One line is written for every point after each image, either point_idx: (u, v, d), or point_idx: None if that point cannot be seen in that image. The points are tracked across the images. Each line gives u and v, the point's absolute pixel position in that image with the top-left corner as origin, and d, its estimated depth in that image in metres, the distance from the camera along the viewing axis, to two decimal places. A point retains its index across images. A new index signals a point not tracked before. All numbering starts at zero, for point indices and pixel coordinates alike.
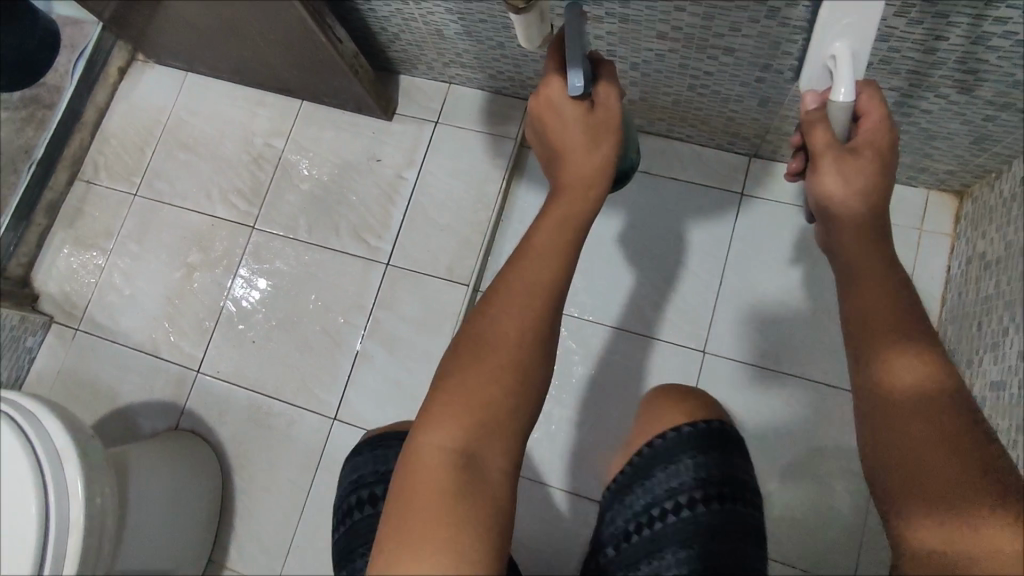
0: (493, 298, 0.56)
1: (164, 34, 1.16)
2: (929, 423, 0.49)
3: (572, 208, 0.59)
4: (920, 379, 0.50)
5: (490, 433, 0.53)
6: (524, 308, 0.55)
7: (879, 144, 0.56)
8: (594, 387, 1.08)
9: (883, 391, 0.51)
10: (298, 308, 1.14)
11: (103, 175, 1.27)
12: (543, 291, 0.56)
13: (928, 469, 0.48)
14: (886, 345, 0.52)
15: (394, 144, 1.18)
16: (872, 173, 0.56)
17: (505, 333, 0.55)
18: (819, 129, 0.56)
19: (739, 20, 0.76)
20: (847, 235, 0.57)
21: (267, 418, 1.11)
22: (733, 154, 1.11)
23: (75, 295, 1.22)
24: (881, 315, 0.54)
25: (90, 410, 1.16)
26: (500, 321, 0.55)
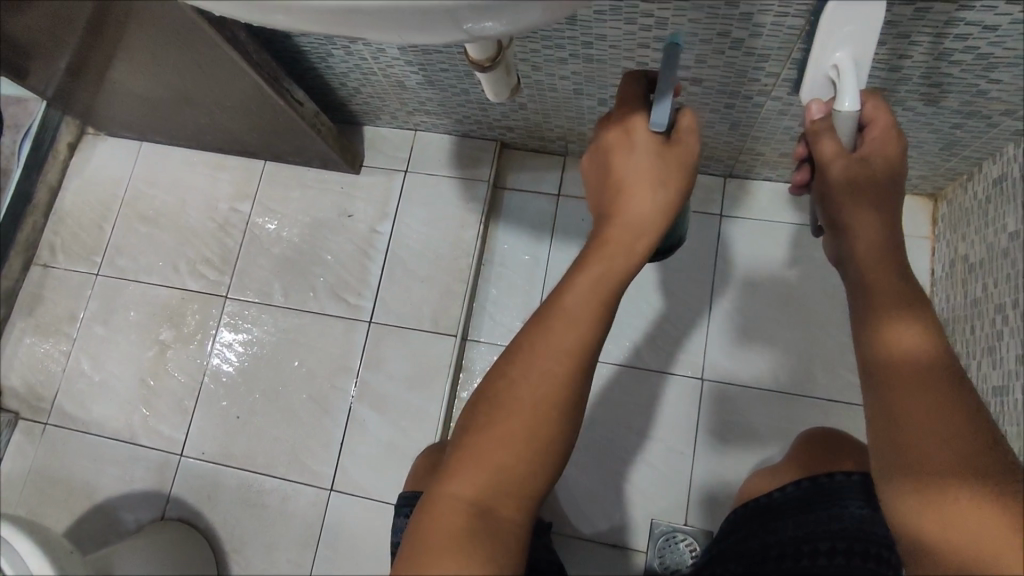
0: (517, 354, 0.53)
1: (113, 108, 1.12)
2: (935, 405, 0.47)
3: (609, 271, 0.53)
4: (924, 361, 0.49)
5: (500, 489, 0.50)
6: (541, 376, 0.52)
7: (888, 151, 0.55)
8: (603, 415, 1.05)
9: (887, 367, 0.50)
10: (281, 377, 1.10)
11: (61, 257, 1.21)
12: (567, 356, 0.52)
13: (924, 447, 0.47)
14: (889, 324, 0.50)
15: (364, 198, 1.15)
16: (884, 183, 0.54)
17: (525, 397, 0.51)
18: (828, 139, 0.55)
19: (704, 52, 0.76)
20: (863, 250, 0.53)
21: (258, 496, 1.05)
22: (708, 176, 1.11)
23: (41, 386, 1.15)
24: (884, 289, 0.52)
25: (67, 508, 1.09)
26: (523, 383, 0.52)
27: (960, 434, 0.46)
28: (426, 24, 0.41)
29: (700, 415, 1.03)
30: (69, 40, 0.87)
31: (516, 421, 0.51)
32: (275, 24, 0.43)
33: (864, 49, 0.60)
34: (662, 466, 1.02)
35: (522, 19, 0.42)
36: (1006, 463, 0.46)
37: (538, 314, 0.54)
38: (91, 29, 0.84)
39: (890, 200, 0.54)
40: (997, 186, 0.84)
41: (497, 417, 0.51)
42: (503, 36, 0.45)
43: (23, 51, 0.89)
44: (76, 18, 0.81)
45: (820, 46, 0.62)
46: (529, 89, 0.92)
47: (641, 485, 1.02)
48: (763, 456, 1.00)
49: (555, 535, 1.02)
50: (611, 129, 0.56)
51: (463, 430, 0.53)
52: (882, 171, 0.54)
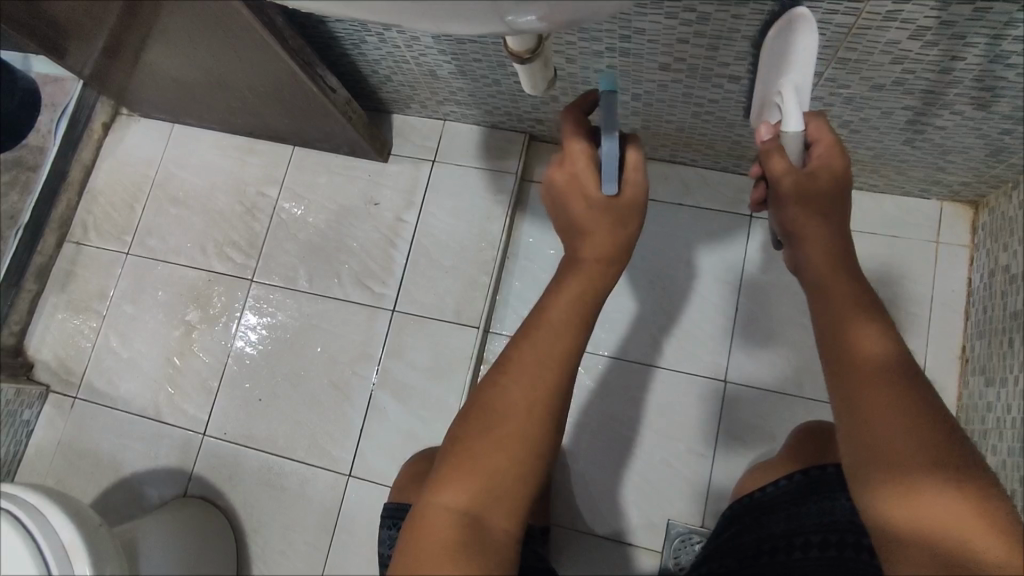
0: (507, 361, 0.54)
1: (148, 89, 1.13)
2: (897, 401, 0.48)
3: (585, 285, 0.55)
4: (884, 360, 0.50)
5: (490, 493, 0.50)
6: (533, 380, 0.53)
7: (833, 166, 0.55)
8: (599, 413, 1.04)
9: (849, 366, 0.50)
10: (303, 361, 1.11)
11: (93, 235, 1.23)
12: (556, 362, 0.54)
13: (890, 441, 0.47)
14: (853, 330, 0.51)
15: (391, 187, 1.15)
16: (832, 197, 0.55)
17: (512, 402, 0.52)
18: (778, 158, 0.55)
19: (744, 50, 0.74)
20: (816, 264, 0.55)
21: (278, 479, 1.07)
22: (740, 175, 1.09)
23: (72, 361, 1.18)
24: (842, 292, 0.53)
25: (93, 481, 1.11)
26: (514, 388, 0.53)
27: (923, 425, 0.47)
28: (472, 16, 0.40)
29: (721, 417, 1.02)
30: (106, 21, 0.88)
31: (509, 428, 0.52)
32: (314, 12, 0.43)
33: (804, 72, 0.66)
34: (671, 463, 1.01)
35: (570, 13, 0.41)
36: (966, 450, 0.47)
37: (525, 322, 0.56)
38: (128, 10, 0.85)
39: (837, 209, 0.55)
40: None
41: (490, 423, 0.52)
42: (547, 29, 0.45)
43: (56, 25, 0.90)
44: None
45: (773, 68, 0.70)
46: (562, 81, 0.91)
47: (654, 486, 1.01)
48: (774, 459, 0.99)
49: (570, 531, 1.01)
50: (560, 180, 0.57)
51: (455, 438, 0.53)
52: (829, 185, 0.55)
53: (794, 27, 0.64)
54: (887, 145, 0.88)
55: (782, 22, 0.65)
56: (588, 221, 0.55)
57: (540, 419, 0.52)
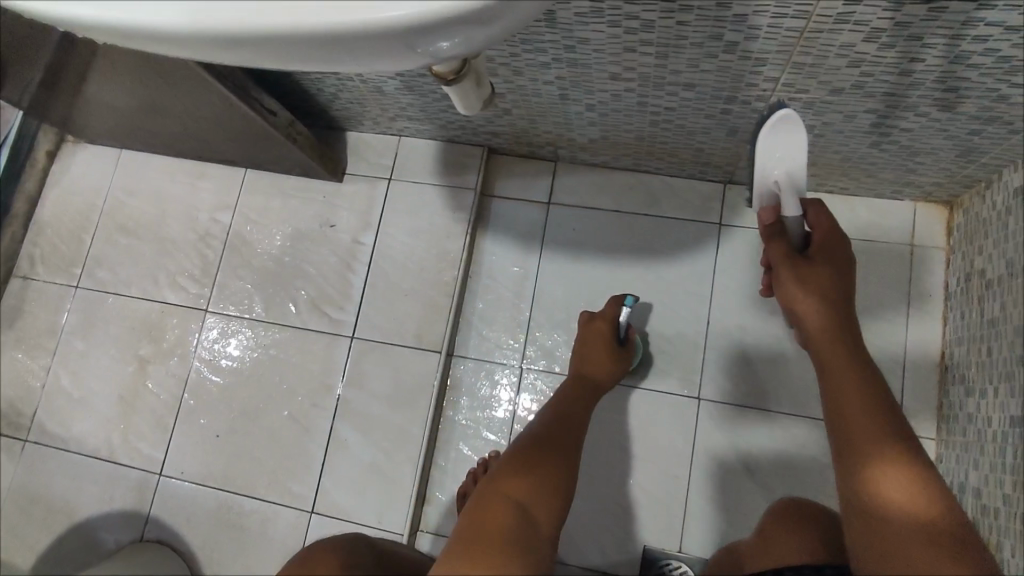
0: (564, 412, 0.78)
1: (88, 117, 1.08)
2: (866, 408, 0.62)
3: (595, 370, 0.87)
4: (860, 378, 0.64)
5: (539, 500, 0.63)
6: (564, 415, 0.78)
7: (831, 252, 0.70)
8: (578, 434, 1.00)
9: (839, 383, 0.64)
10: (261, 393, 1.06)
11: (41, 269, 1.18)
12: (580, 409, 0.81)
13: (857, 435, 0.61)
14: (838, 357, 0.66)
15: (347, 208, 1.10)
16: (829, 278, 0.69)
17: (559, 434, 0.73)
18: (777, 244, 0.72)
19: (694, 57, 0.70)
20: (813, 329, 0.69)
21: (238, 518, 1.02)
22: (707, 182, 1.05)
23: (21, 402, 1.13)
24: (819, 331, 0.68)
25: (47, 528, 1.07)
26: (559, 425, 0.75)
27: (880, 425, 0.60)
28: (370, 49, 0.36)
29: (696, 436, 0.98)
30: (39, 57, 0.85)
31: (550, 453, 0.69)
32: (187, 56, 0.39)
33: (796, 164, 0.71)
34: (650, 486, 0.97)
35: (482, 35, 0.37)
36: (920, 450, 0.59)
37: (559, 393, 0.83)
38: (61, 48, 0.82)
39: (839, 268, 0.70)
40: (1018, 198, 0.78)
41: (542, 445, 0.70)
42: (463, 54, 0.41)
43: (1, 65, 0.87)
44: (47, 40, 0.80)
45: (760, 165, 0.72)
46: (511, 94, 0.87)
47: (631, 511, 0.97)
48: (751, 477, 0.95)
49: None
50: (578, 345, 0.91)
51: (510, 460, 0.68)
52: (827, 271, 0.69)
53: (783, 125, 0.70)
54: (854, 148, 0.84)
55: (771, 124, 0.70)
56: (595, 362, 0.87)
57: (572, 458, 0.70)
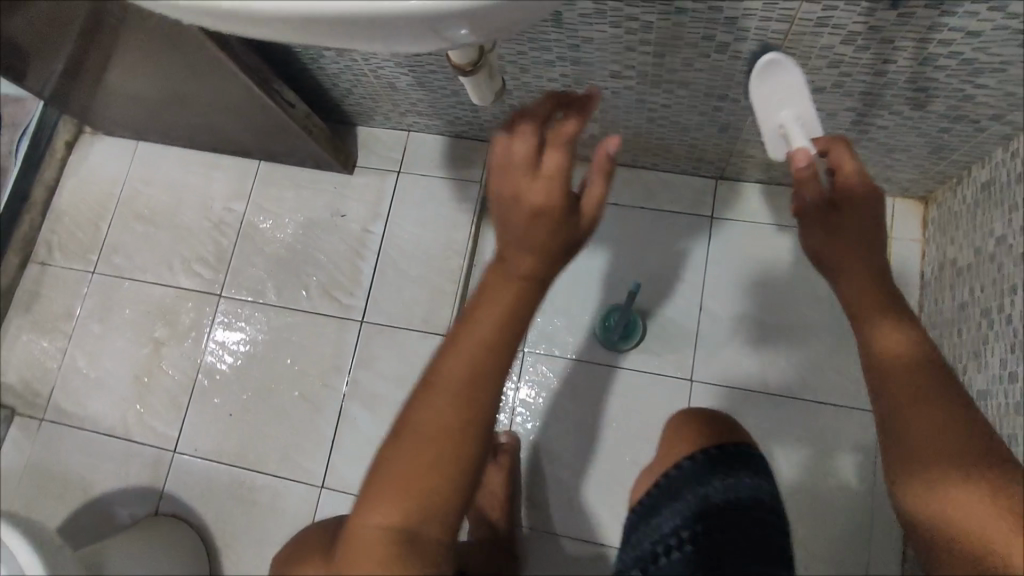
0: (427, 379, 0.49)
1: (109, 108, 1.13)
2: (930, 407, 0.52)
3: (522, 268, 0.48)
4: (908, 357, 0.54)
5: (414, 509, 0.47)
6: (473, 363, 0.48)
7: (862, 195, 0.59)
8: (557, 421, 1.06)
9: (892, 383, 0.54)
10: (273, 374, 1.11)
11: (58, 256, 1.22)
12: (486, 357, 0.49)
13: (917, 442, 0.51)
14: (879, 335, 0.56)
15: (357, 199, 1.15)
16: (860, 226, 0.58)
17: (437, 417, 0.48)
18: (810, 186, 0.59)
19: (689, 56, 0.76)
20: (853, 287, 0.58)
21: (249, 493, 1.06)
22: (699, 177, 1.11)
23: (37, 383, 1.16)
24: (869, 301, 0.57)
25: (63, 503, 1.10)
26: (429, 406, 0.48)
27: (950, 428, 0.51)
28: (410, 32, 0.40)
29: None
30: (64, 45, 0.88)
31: (430, 424, 0.48)
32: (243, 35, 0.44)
33: (804, 103, 0.69)
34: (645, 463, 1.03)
35: (508, 26, 0.43)
36: (995, 452, 0.50)
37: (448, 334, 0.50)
38: (84, 32, 0.85)
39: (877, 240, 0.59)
40: (985, 191, 0.85)
41: (401, 440, 0.48)
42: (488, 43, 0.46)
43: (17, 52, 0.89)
44: (70, 22, 0.82)
45: (765, 119, 0.71)
46: (518, 90, 0.93)
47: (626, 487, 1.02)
48: None
49: (544, 535, 1.03)
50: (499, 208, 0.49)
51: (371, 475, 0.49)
52: (854, 218, 0.59)
53: (776, 70, 0.69)
54: None
55: (761, 70, 0.70)
56: (517, 246, 0.48)
57: (467, 438, 0.48)
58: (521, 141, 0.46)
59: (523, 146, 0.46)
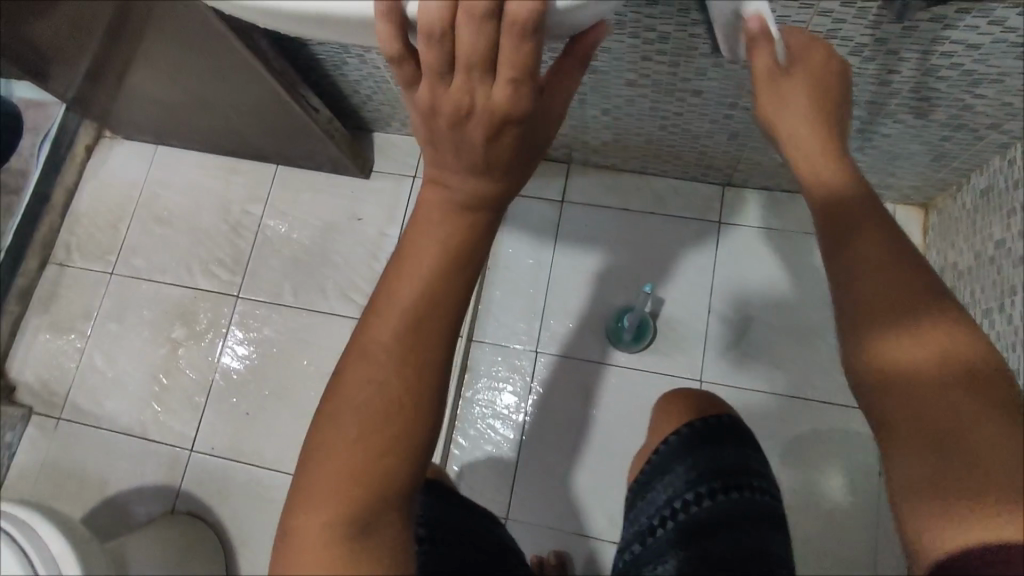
0: (350, 358, 0.46)
1: (131, 111, 1.16)
2: (988, 415, 0.40)
3: (439, 239, 0.45)
4: (955, 355, 0.42)
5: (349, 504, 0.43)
6: (395, 337, 0.45)
7: (814, 61, 0.54)
8: (553, 411, 1.09)
9: (901, 389, 0.43)
10: (290, 374, 1.13)
11: (76, 256, 1.24)
12: (410, 329, 0.45)
13: (978, 461, 0.40)
14: (909, 333, 0.44)
15: (373, 203, 1.18)
16: (813, 92, 0.53)
17: (372, 400, 0.44)
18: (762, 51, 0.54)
19: (703, 65, 0.79)
20: (811, 160, 0.52)
21: (265, 491, 1.08)
22: (707, 185, 1.14)
23: (55, 382, 1.18)
24: (896, 285, 0.45)
25: (79, 501, 1.11)
26: (353, 386, 0.45)
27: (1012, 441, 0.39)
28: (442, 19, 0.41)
29: None
30: (88, 45, 0.90)
31: (358, 408, 0.44)
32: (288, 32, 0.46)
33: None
34: None
35: None
36: None
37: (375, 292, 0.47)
38: (108, 32, 0.87)
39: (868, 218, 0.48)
40: (984, 197, 0.88)
41: (334, 419, 0.44)
42: None
43: (41, 51, 0.90)
44: (94, 23, 0.84)
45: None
46: None
47: None
48: None
49: (558, 532, 1.05)
50: (451, 93, 0.38)
51: (303, 467, 0.45)
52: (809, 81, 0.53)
53: None
54: None
55: None
56: (451, 170, 0.43)
57: (413, 409, 0.45)
58: (520, 6, 0.34)
59: (522, 14, 0.34)
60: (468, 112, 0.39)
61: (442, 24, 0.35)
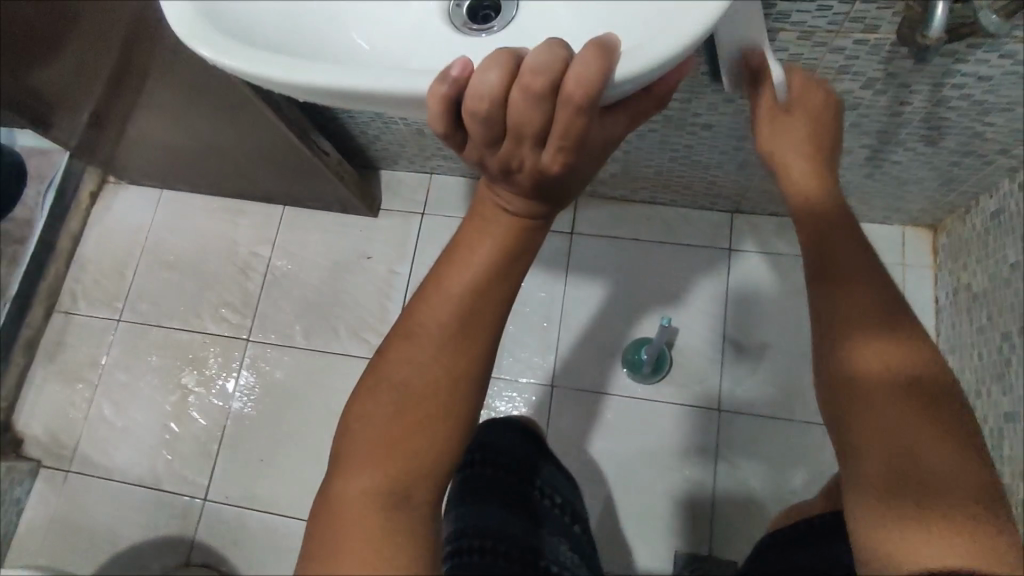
0: (405, 333, 0.50)
1: (136, 157, 1.15)
2: (927, 425, 0.42)
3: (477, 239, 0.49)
4: (901, 368, 0.44)
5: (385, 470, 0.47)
6: (444, 324, 0.49)
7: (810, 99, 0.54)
8: (564, 439, 1.08)
9: (845, 391, 0.45)
10: (304, 418, 1.11)
11: (83, 304, 1.23)
12: (457, 316, 0.49)
13: (918, 464, 0.42)
14: (866, 343, 0.45)
15: (383, 241, 1.18)
16: (805, 130, 0.53)
17: (420, 378, 0.48)
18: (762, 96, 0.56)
19: (714, 101, 0.80)
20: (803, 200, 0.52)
21: (283, 539, 1.06)
22: (715, 212, 1.15)
23: (63, 434, 1.16)
24: (858, 293, 0.47)
25: (90, 556, 1.09)
26: (406, 363, 0.49)
27: (948, 446, 0.42)
28: None
29: (719, 445, 1.05)
30: (93, 91, 0.90)
31: (413, 381, 0.48)
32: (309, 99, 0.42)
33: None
34: (679, 495, 1.04)
35: None
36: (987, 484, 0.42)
37: (426, 282, 0.51)
38: (114, 77, 0.86)
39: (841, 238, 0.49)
40: (995, 220, 0.89)
41: (379, 391, 0.49)
42: None
43: (46, 100, 0.90)
44: (101, 67, 0.84)
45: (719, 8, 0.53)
46: None
47: (661, 520, 1.03)
48: (774, 482, 1.02)
49: None
50: (500, 157, 0.35)
51: (345, 431, 0.49)
52: (802, 120, 0.54)
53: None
54: (848, 179, 0.95)
55: None
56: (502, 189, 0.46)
57: (451, 393, 0.48)
58: (577, 76, 0.31)
59: (580, 90, 0.31)
60: (518, 166, 0.36)
61: (493, 96, 0.32)
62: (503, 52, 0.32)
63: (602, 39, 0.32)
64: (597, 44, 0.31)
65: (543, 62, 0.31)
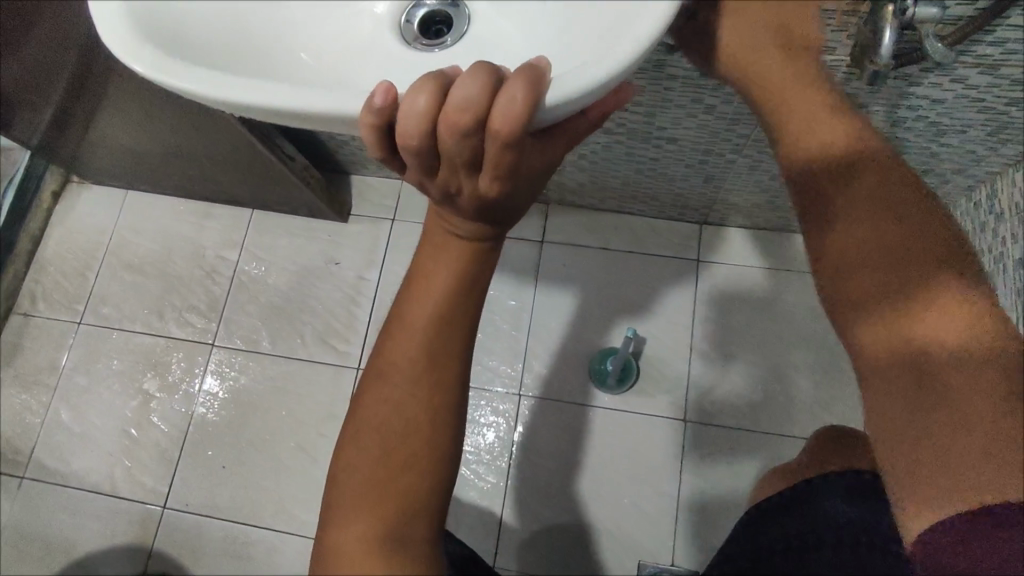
0: (379, 370, 0.49)
1: (100, 158, 1.12)
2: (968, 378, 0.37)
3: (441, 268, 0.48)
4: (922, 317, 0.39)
5: (376, 516, 0.46)
6: (415, 357, 0.48)
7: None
8: (531, 449, 1.08)
9: (873, 359, 0.41)
10: (267, 424, 1.10)
11: (42, 306, 1.20)
12: (425, 348, 0.48)
13: (963, 428, 0.36)
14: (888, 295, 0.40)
15: (351, 247, 1.17)
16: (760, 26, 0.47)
17: (398, 416, 0.48)
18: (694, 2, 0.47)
19: (678, 116, 0.81)
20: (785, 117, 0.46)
21: (242, 548, 1.04)
22: (684, 223, 1.16)
23: (18, 439, 1.13)
24: (856, 228, 0.42)
25: (44, 565, 1.06)
26: (383, 400, 0.48)
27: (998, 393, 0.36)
28: None
29: (683, 455, 1.06)
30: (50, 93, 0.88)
31: (391, 420, 0.48)
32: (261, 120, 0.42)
33: None
34: (644, 505, 1.04)
35: None
36: None
37: (392, 317, 0.51)
38: (74, 83, 0.84)
39: (887, 175, 0.43)
40: None
41: (360, 434, 0.48)
42: None
43: None
44: (57, 70, 0.82)
45: None
46: None
47: (625, 530, 1.04)
48: (736, 492, 1.03)
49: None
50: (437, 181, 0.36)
51: (332, 484, 0.49)
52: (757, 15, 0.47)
53: None
54: None
55: None
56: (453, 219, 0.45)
57: (432, 426, 0.47)
58: (501, 110, 0.31)
59: (504, 127, 0.31)
60: (457, 190, 0.38)
61: (421, 123, 0.32)
62: (431, 79, 0.32)
63: (530, 66, 0.32)
64: (525, 77, 0.31)
65: (472, 94, 0.31)
